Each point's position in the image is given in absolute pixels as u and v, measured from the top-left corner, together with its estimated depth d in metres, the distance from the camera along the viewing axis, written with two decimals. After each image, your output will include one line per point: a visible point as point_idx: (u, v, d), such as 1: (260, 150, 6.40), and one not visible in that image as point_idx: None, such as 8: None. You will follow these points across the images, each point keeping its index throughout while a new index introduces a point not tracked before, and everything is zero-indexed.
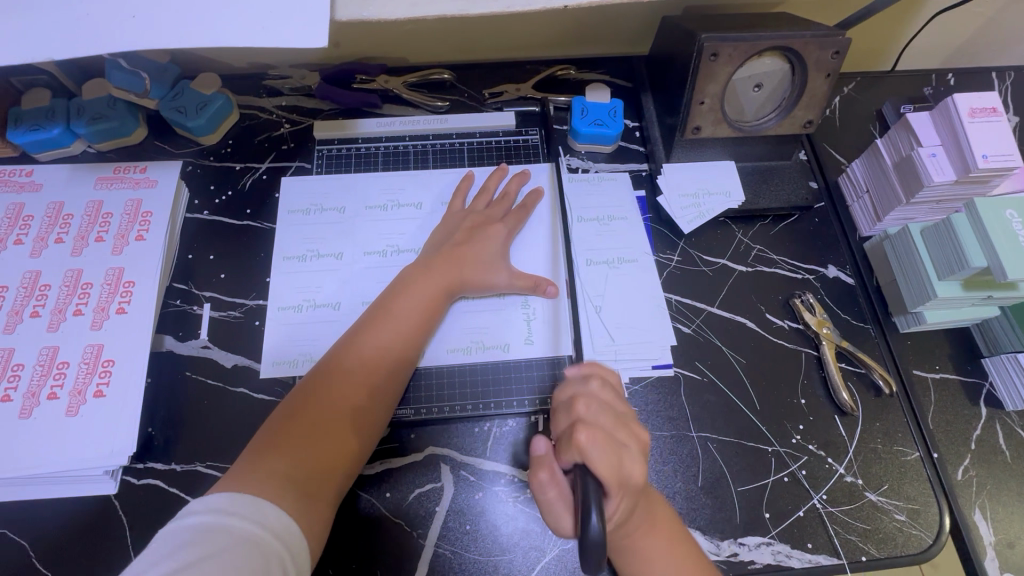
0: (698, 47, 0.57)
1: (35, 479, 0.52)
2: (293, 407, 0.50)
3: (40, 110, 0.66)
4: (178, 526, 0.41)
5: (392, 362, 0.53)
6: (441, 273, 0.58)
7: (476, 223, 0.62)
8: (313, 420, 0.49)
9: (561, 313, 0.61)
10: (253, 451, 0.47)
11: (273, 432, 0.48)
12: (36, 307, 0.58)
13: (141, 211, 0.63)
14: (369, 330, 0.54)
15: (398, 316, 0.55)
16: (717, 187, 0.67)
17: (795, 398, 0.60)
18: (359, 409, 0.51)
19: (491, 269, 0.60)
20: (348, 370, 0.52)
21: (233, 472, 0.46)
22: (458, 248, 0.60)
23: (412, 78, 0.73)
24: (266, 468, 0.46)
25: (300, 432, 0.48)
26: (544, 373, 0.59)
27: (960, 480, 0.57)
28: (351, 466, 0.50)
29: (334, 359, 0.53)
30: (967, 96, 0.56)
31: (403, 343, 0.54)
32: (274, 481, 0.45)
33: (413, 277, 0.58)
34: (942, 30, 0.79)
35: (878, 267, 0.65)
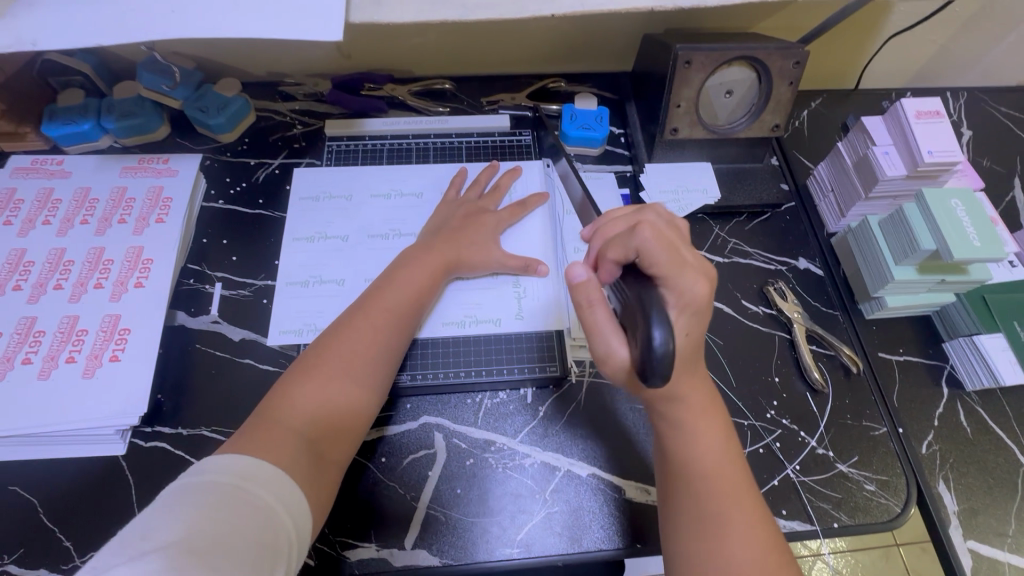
0: (673, 56, 0.63)
1: (49, 437, 0.55)
2: (301, 374, 0.52)
3: (74, 106, 0.72)
4: (193, 485, 0.40)
5: (394, 333, 0.57)
6: (438, 254, 0.62)
7: (469, 211, 0.68)
8: (320, 386, 0.51)
9: (545, 290, 0.66)
10: (260, 418, 0.49)
11: (280, 400, 0.50)
12: (59, 280, 0.62)
13: (162, 197, 0.68)
14: (370, 305, 0.58)
15: (399, 291, 0.59)
16: (696, 185, 0.73)
17: (769, 376, 0.64)
18: (363, 377, 0.54)
19: (485, 249, 0.65)
20: (353, 341, 0.55)
21: (240, 434, 0.47)
22: (456, 234, 0.65)
23: (415, 87, 0.80)
24: (274, 429, 0.48)
25: (308, 398, 0.51)
26: (529, 344, 0.63)
27: (925, 454, 0.61)
28: (355, 431, 0.53)
29: (336, 332, 0.55)
30: (913, 102, 0.63)
31: (405, 318, 0.58)
32: (286, 441, 0.47)
33: (412, 257, 0.62)
34: (898, 55, 0.87)
35: (844, 258, 0.70)
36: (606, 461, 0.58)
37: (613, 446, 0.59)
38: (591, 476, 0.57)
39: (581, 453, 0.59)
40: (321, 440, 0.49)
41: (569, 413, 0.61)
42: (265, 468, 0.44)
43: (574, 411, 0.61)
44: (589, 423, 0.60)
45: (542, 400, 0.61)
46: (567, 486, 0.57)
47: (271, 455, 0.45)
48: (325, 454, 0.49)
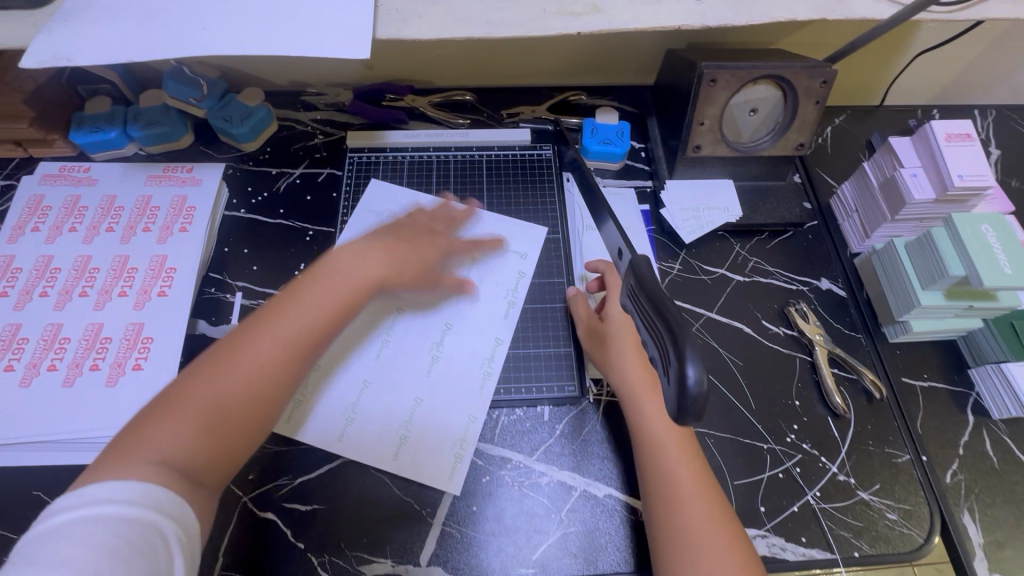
0: (698, 73, 0.63)
1: (72, 444, 0.56)
2: (193, 373, 0.46)
3: (101, 114, 0.73)
4: (89, 517, 0.37)
5: (311, 336, 0.50)
6: (389, 267, 0.57)
7: (440, 236, 0.65)
8: (215, 391, 0.45)
9: (547, 306, 0.67)
10: (140, 423, 0.44)
11: (166, 402, 0.45)
12: (85, 287, 0.62)
13: (186, 206, 0.69)
14: (284, 308, 0.50)
15: (318, 295, 0.52)
16: (717, 203, 0.72)
17: (789, 399, 0.63)
18: (262, 395, 0.47)
19: (452, 272, 0.65)
20: (255, 351, 0.48)
21: (110, 448, 0.42)
22: (421, 249, 0.62)
23: (437, 98, 0.80)
24: (139, 449, 0.42)
25: (193, 403, 0.45)
26: (539, 354, 0.64)
27: (950, 484, 0.59)
28: (241, 453, 0.47)
29: (246, 327, 0.49)
30: (944, 123, 0.62)
31: (324, 320, 0.51)
32: (151, 470, 0.41)
33: (358, 254, 0.56)
34: (925, 71, 0.86)
35: (868, 279, 0.69)
36: (623, 482, 0.58)
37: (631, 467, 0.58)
38: (607, 497, 0.57)
39: (598, 473, 0.58)
40: (205, 453, 0.44)
41: (587, 432, 0.60)
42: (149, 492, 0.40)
43: (591, 430, 0.60)
44: (606, 442, 0.60)
45: (559, 418, 0.61)
46: (584, 507, 0.56)
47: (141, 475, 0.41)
48: (207, 469, 0.45)
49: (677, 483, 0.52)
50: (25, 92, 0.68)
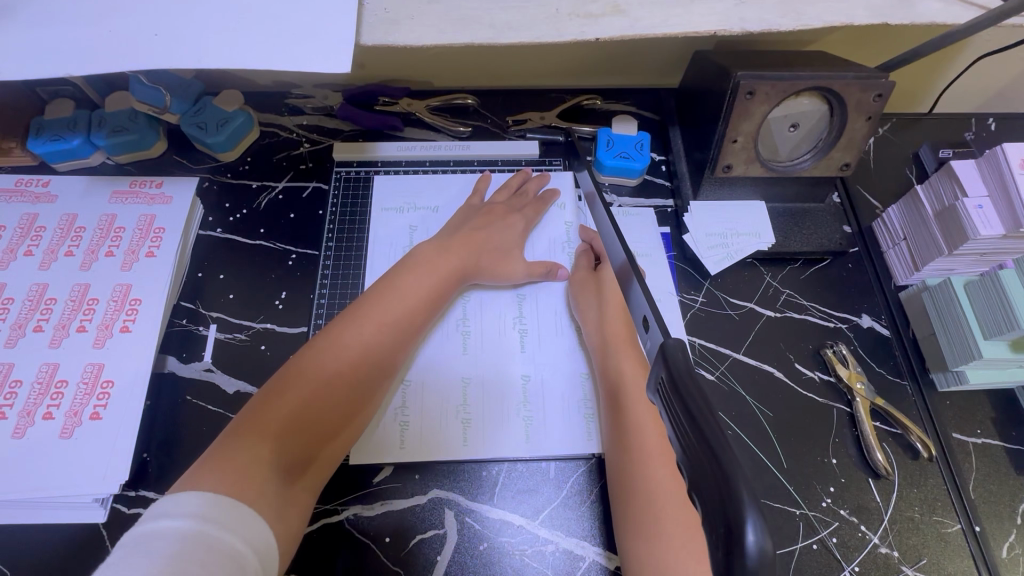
0: (733, 84, 0.55)
1: (23, 503, 0.50)
2: (285, 380, 0.47)
3: (62, 119, 0.66)
4: (149, 531, 0.35)
5: (393, 343, 0.53)
6: (453, 261, 0.59)
7: (495, 212, 0.64)
8: (309, 398, 0.47)
9: (558, 338, 0.61)
10: (232, 433, 0.44)
11: (259, 409, 0.45)
12: (39, 321, 0.56)
13: (154, 227, 0.62)
14: (371, 310, 0.53)
15: (401, 298, 0.54)
16: (746, 228, 0.64)
17: (825, 457, 0.56)
18: (353, 393, 0.50)
19: (508, 259, 0.62)
20: (347, 351, 0.50)
21: (204, 459, 0.41)
22: (475, 234, 0.61)
23: (435, 102, 0.72)
24: (242, 455, 0.42)
25: (288, 409, 0.46)
26: (555, 413, 0.57)
27: (1006, 558, 0.53)
28: (330, 454, 0.49)
29: (330, 335, 0.51)
30: (1018, 147, 0.54)
31: (404, 328, 0.54)
32: (259, 472, 0.42)
33: (425, 257, 0.58)
34: (983, 75, 0.76)
35: (915, 318, 0.61)
36: None
37: None
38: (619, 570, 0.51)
39: (610, 542, 0.52)
40: (297, 461, 0.45)
41: (597, 493, 0.54)
42: (229, 507, 0.38)
43: (601, 490, 0.54)
44: None
45: (565, 475, 0.55)
46: None
47: (243, 480, 0.40)
48: (299, 476, 0.45)
49: (662, 504, 0.47)
50: None
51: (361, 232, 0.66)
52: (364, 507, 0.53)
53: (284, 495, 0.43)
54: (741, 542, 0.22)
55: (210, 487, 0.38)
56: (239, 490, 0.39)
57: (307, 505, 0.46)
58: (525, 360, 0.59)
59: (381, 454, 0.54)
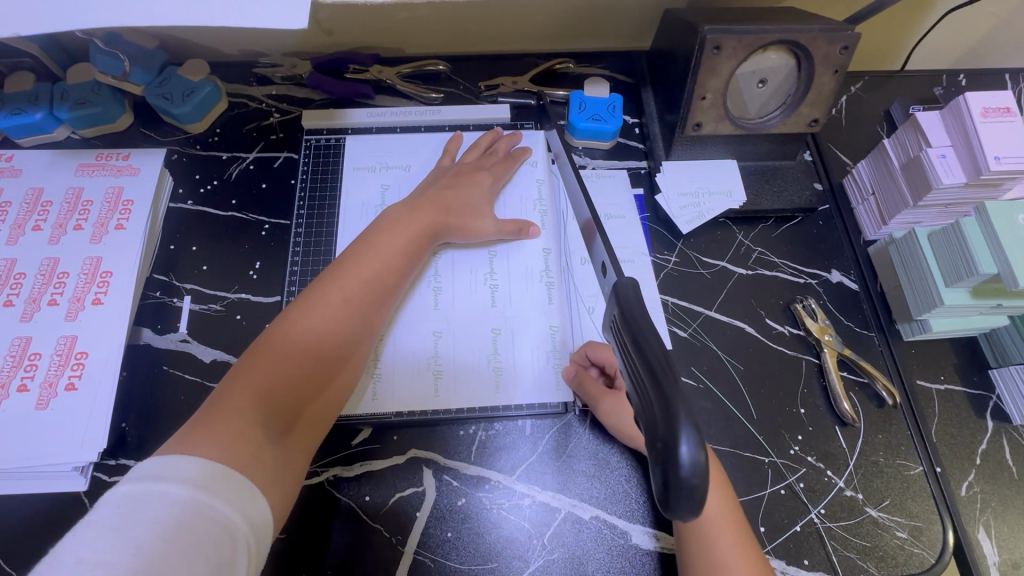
0: (700, 39, 0.54)
1: (1, 474, 0.50)
2: (266, 345, 0.48)
3: (23, 93, 0.64)
4: (145, 493, 0.35)
5: (373, 302, 0.53)
6: (424, 220, 0.58)
7: (463, 171, 0.64)
8: (290, 360, 0.47)
9: (530, 292, 0.61)
10: (216, 400, 0.44)
11: (243, 373, 0.46)
12: (10, 295, 0.56)
13: (122, 199, 0.62)
14: (349, 271, 0.53)
15: (378, 257, 0.55)
16: (719, 187, 0.65)
17: (793, 407, 0.57)
18: (338, 351, 0.50)
19: (477, 216, 0.61)
20: (326, 311, 0.50)
21: (192, 422, 0.43)
22: (444, 193, 0.61)
23: (406, 69, 0.71)
24: (230, 417, 0.43)
25: (271, 371, 0.46)
26: (525, 370, 0.57)
27: (965, 497, 0.55)
28: (322, 413, 0.49)
29: (308, 298, 0.51)
30: (979, 96, 0.54)
31: (381, 288, 0.54)
32: (247, 431, 0.43)
33: (398, 218, 0.58)
34: (954, 31, 0.76)
35: (883, 272, 0.62)
36: (611, 503, 0.53)
37: (618, 486, 0.54)
38: (594, 519, 0.52)
39: (585, 493, 0.53)
40: (288, 419, 0.46)
41: (572, 448, 0.55)
42: (226, 476, 0.39)
43: (576, 445, 0.55)
44: (592, 458, 0.55)
45: (541, 432, 0.56)
46: (569, 531, 0.52)
47: (228, 443, 0.41)
48: (288, 436, 0.46)
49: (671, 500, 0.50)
50: None
51: (333, 199, 0.65)
52: (344, 469, 0.54)
53: (274, 455, 0.44)
54: (678, 454, 0.28)
55: (197, 452, 0.39)
56: (226, 452, 0.40)
57: (298, 464, 0.46)
58: (496, 314, 0.60)
59: (359, 416, 0.55)
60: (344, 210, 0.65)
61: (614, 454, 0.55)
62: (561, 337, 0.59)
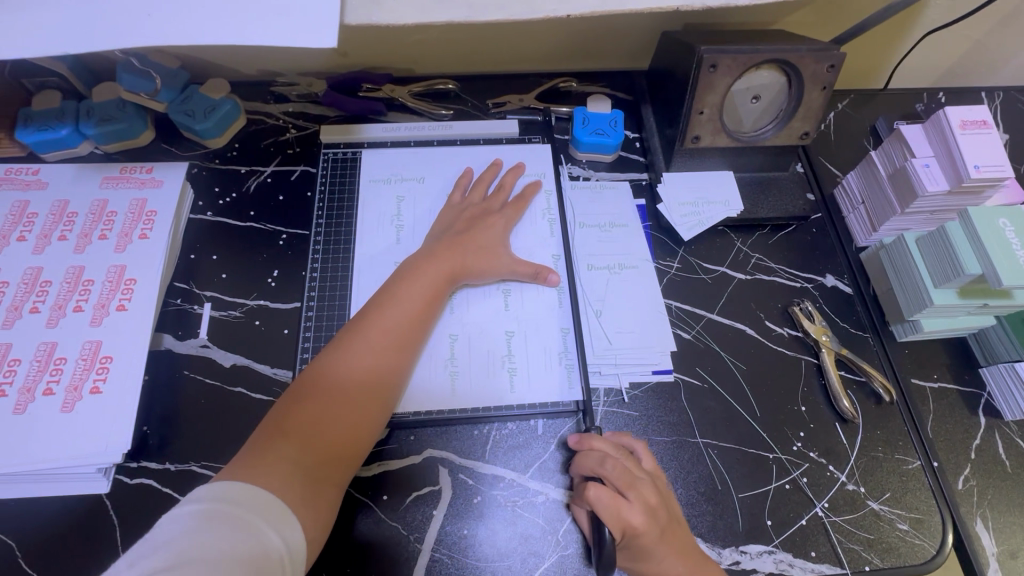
0: (697, 58, 0.58)
1: (27, 476, 0.51)
2: (303, 392, 0.49)
3: (50, 110, 0.67)
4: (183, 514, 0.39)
5: (405, 344, 0.54)
6: (448, 262, 0.59)
7: (473, 215, 0.64)
8: (328, 407, 0.48)
9: (541, 293, 0.63)
10: (258, 440, 0.46)
11: (281, 421, 0.47)
12: (36, 302, 0.57)
13: (146, 210, 0.64)
14: (382, 314, 0.55)
15: (408, 299, 0.56)
16: (717, 197, 0.68)
17: (795, 405, 0.60)
18: (371, 394, 0.51)
19: (492, 255, 0.62)
20: (360, 355, 0.52)
21: (237, 460, 0.45)
22: (460, 239, 0.61)
23: (417, 87, 0.75)
24: (271, 457, 0.45)
25: (309, 418, 0.48)
26: (532, 375, 0.59)
27: (962, 490, 0.57)
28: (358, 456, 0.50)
29: (344, 341, 0.53)
30: (958, 110, 0.58)
31: (409, 331, 0.55)
32: (283, 472, 0.44)
33: (421, 262, 0.59)
34: (933, 53, 0.81)
35: (875, 276, 0.65)
36: None
37: None
38: None
39: None
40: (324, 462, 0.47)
41: None
42: (261, 495, 0.42)
43: None
44: None
45: (553, 431, 0.58)
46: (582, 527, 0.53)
47: (273, 483, 0.43)
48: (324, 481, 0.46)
49: None
50: None
51: (349, 209, 0.68)
52: (362, 468, 0.55)
53: (310, 498, 0.44)
54: None
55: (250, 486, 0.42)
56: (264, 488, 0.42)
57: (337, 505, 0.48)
58: (508, 317, 0.62)
59: None
60: (360, 220, 0.67)
61: None
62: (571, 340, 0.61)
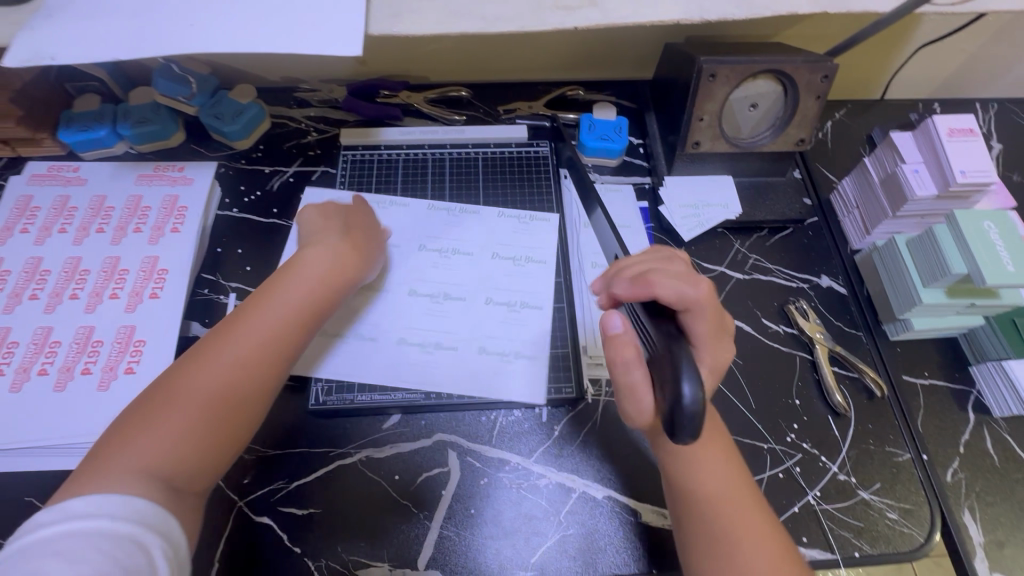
0: (698, 68, 0.62)
1: (65, 449, 0.55)
2: (154, 394, 0.46)
3: (90, 112, 0.72)
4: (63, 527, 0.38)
5: (274, 348, 0.50)
6: (342, 262, 0.56)
7: (385, 231, 0.64)
8: (200, 407, 0.45)
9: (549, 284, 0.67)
10: (107, 444, 0.44)
11: (148, 417, 0.45)
12: (75, 290, 0.62)
13: (177, 206, 0.68)
14: (249, 314, 0.51)
15: (284, 298, 0.52)
16: (716, 200, 0.71)
17: (788, 398, 0.62)
18: (234, 401, 0.47)
19: (411, 273, 0.61)
20: (227, 356, 0.48)
21: (79, 468, 0.42)
22: (358, 238, 0.60)
23: (432, 95, 0.79)
24: (114, 466, 0.42)
25: (178, 417, 0.45)
26: (446, 368, 0.61)
27: (950, 482, 0.59)
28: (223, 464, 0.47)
29: (211, 340, 0.49)
30: (946, 118, 0.61)
31: (292, 326, 0.51)
32: (125, 480, 0.41)
33: (309, 257, 0.56)
34: (928, 66, 0.84)
35: (869, 277, 0.68)
36: (623, 483, 0.57)
37: (629, 470, 0.58)
38: (606, 498, 0.57)
39: (597, 474, 0.58)
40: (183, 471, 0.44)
41: (584, 433, 0.60)
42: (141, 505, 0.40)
43: (589, 431, 0.60)
44: (604, 444, 0.59)
45: (557, 419, 0.61)
46: (583, 509, 0.56)
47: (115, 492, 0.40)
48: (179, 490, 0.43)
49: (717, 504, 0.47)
50: (12, 91, 0.66)
51: None
52: (376, 450, 0.58)
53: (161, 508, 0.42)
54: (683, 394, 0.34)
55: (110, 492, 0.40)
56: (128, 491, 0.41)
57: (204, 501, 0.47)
58: (501, 296, 0.65)
59: (388, 401, 0.59)
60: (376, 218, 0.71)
61: (623, 441, 0.59)
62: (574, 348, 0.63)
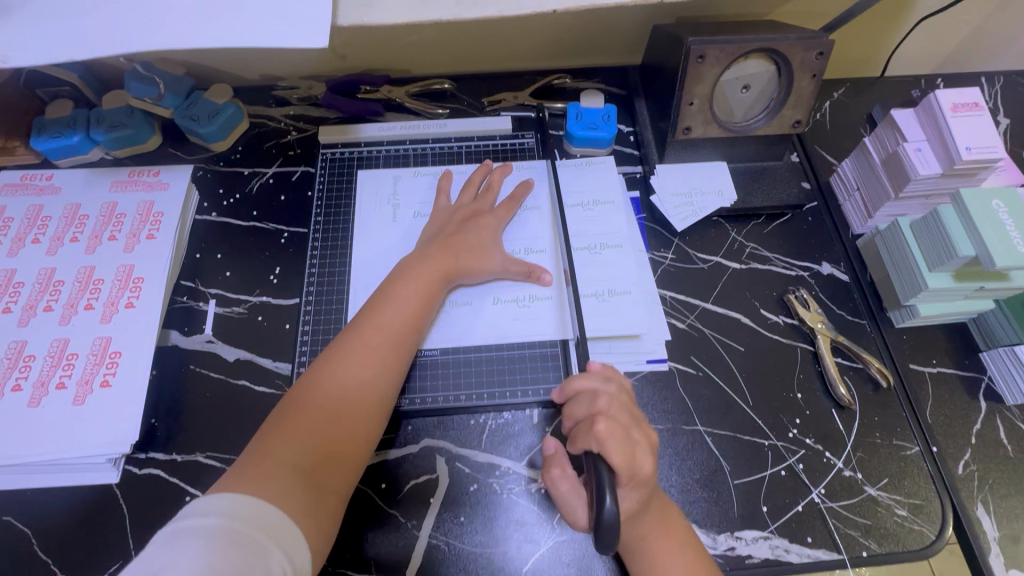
0: (685, 50, 0.59)
1: (41, 466, 0.53)
2: (298, 396, 0.50)
3: (63, 118, 0.69)
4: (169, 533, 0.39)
5: (393, 351, 0.54)
6: (435, 262, 0.60)
7: (465, 215, 0.65)
8: (336, 404, 0.49)
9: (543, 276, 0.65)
10: (261, 443, 0.47)
11: (282, 420, 0.48)
12: (49, 301, 0.60)
13: (153, 212, 0.66)
14: (369, 318, 0.55)
15: (395, 302, 0.56)
16: (710, 187, 0.68)
17: (790, 392, 0.60)
18: (363, 398, 0.51)
19: (485, 254, 0.62)
20: (354, 356, 0.52)
21: (233, 469, 0.45)
22: (451, 239, 0.62)
23: (414, 88, 0.76)
24: (267, 460, 0.45)
25: (309, 417, 0.48)
26: (533, 326, 0.62)
27: (962, 475, 0.56)
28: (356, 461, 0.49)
29: (337, 346, 0.53)
30: (949, 93, 0.58)
31: (401, 330, 0.55)
32: (280, 474, 0.44)
33: (411, 264, 0.60)
34: (930, 39, 0.80)
35: (872, 262, 0.65)
36: None
37: None
38: None
39: None
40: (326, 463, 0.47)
41: None
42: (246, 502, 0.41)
43: None
44: None
45: (549, 420, 0.58)
46: None
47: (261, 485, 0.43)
48: (323, 483, 0.46)
49: None
50: None
51: (346, 202, 0.70)
52: None
53: (306, 499, 0.44)
54: None
55: (230, 493, 0.42)
56: (266, 483, 0.43)
57: (343, 507, 0.48)
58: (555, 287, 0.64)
59: None
60: (357, 216, 0.69)
61: None
62: (565, 348, 0.61)
